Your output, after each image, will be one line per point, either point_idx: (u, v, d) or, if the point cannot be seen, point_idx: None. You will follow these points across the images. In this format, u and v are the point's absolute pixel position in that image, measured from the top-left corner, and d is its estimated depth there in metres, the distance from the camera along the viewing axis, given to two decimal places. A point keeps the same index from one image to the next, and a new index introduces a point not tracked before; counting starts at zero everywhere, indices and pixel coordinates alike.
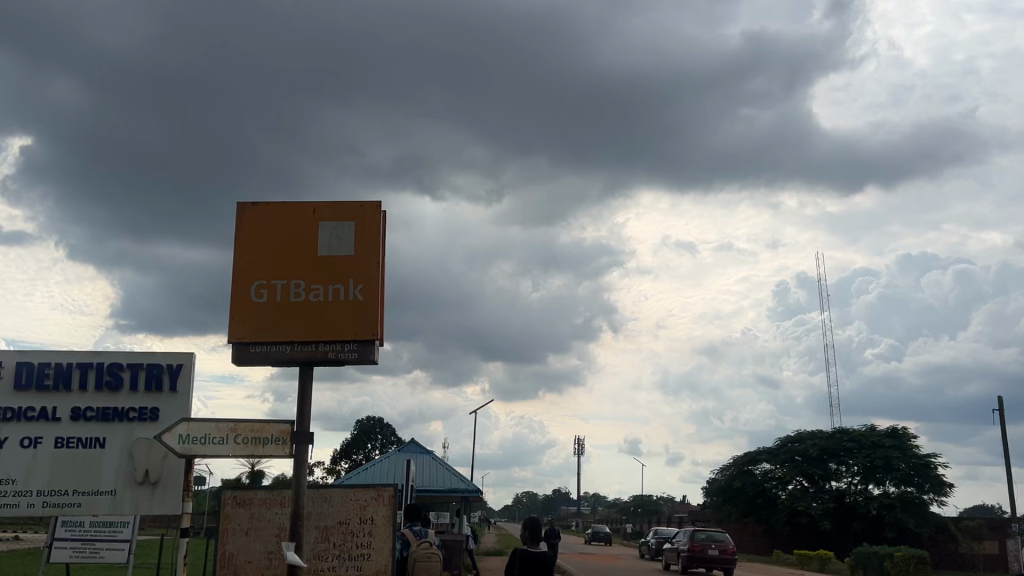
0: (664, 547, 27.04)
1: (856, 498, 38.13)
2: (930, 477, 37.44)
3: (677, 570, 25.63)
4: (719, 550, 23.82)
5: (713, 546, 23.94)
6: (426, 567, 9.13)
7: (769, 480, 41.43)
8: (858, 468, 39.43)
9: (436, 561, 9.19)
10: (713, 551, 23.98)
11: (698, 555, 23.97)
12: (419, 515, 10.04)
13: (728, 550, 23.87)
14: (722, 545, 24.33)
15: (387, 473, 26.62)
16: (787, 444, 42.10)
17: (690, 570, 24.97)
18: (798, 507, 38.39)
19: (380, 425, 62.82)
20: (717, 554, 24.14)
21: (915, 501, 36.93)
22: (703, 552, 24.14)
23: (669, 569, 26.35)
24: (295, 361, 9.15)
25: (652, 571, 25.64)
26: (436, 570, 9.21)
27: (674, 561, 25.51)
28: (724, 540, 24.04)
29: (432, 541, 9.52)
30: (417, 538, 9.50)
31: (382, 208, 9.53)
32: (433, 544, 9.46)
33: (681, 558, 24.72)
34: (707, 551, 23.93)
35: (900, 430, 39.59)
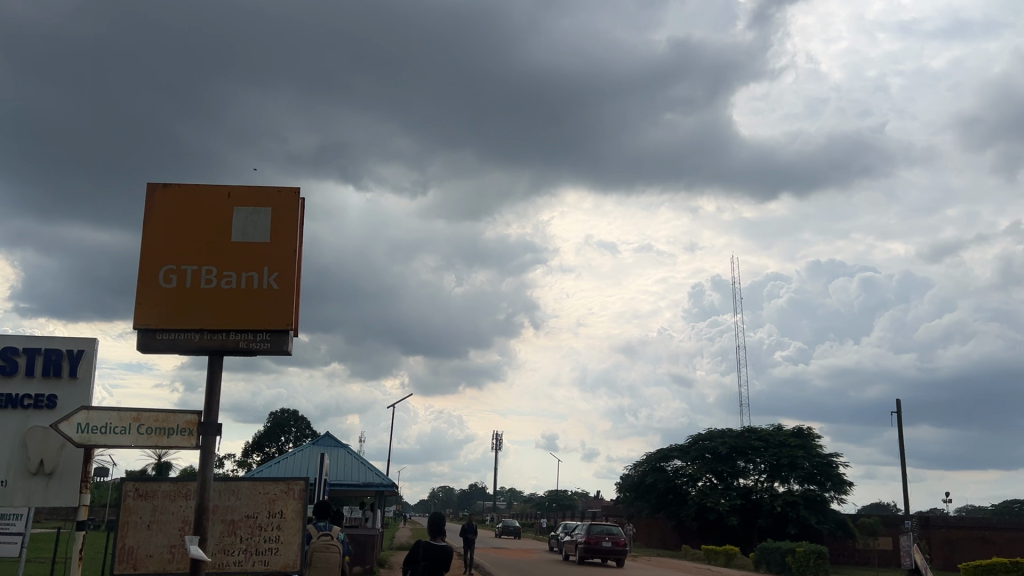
0: (564, 536, 27.44)
1: (761, 495, 39.40)
2: (831, 475, 39.15)
3: (575, 560, 26.14)
4: (611, 542, 24.38)
5: (606, 538, 24.49)
6: (324, 558, 9.09)
7: (680, 476, 42.43)
8: (764, 466, 40.74)
9: (335, 553, 9.17)
10: (606, 543, 24.54)
11: (593, 547, 24.51)
12: (328, 510, 9.90)
13: (620, 542, 24.43)
14: (614, 537, 24.97)
15: (300, 465, 26.16)
16: (698, 442, 43.18)
17: (586, 560, 25.50)
18: (707, 503, 39.43)
19: (295, 418, 61.64)
20: (609, 545, 24.72)
21: (817, 499, 38.45)
22: (597, 544, 24.66)
23: (569, 560, 26.74)
24: (205, 350, 8.88)
25: (551, 562, 26.07)
26: (336, 563, 9.16)
27: (572, 551, 26.00)
28: (616, 532, 24.58)
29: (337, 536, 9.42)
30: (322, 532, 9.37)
31: (300, 194, 9.34)
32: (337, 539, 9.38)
33: (578, 549, 25.21)
34: (601, 543, 24.49)
35: (805, 430, 41.23)
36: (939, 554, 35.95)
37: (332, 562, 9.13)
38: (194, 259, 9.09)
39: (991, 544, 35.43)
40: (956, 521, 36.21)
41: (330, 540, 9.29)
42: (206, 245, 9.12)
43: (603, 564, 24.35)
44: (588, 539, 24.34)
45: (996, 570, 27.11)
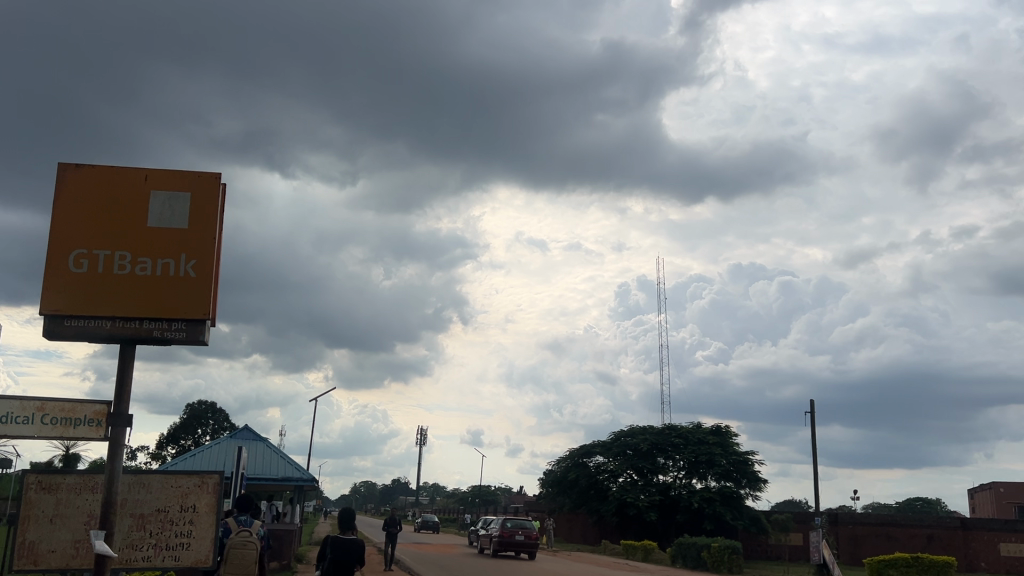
0: (478, 530, 27.51)
1: (680, 491, 40.27)
2: (746, 473, 40.33)
3: (489, 554, 26.21)
4: (524, 536, 24.55)
5: (519, 532, 24.65)
6: (241, 554, 8.90)
7: (601, 472, 42.96)
8: (683, 463, 41.57)
9: (252, 549, 8.97)
10: (519, 537, 24.71)
11: (506, 541, 24.62)
12: (246, 505, 9.74)
13: (533, 535, 24.62)
14: (527, 530, 25.20)
15: (216, 459, 25.48)
16: (620, 439, 43.79)
17: (500, 554, 25.61)
18: (627, 499, 40.06)
19: (213, 410, 60.14)
20: (521, 539, 24.94)
21: (733, 495, 39.50)
22: (510, 538, 24.82)
23: (484, 553, 26.77)
24: (116, 339, 8.52)
25: (467, 556, 26.08)
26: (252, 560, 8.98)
27: (486, 545, 26.06)
28: (529, 526, 24.75)
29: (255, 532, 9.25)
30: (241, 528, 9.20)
31: (221, 180, 9.09)
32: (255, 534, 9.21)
33: (491, 543, 25.30)
34: (515, 537, 24.63)
35: (722, 428, 42.33)
36: (846, 548, 37.30)
37: (248, 558, 8.92)
38: (107, 244, 8.73)
39: (894, 540, 36.96)
40: (863, 518, 37.66)
41: (248, 536, 9.08)
42: (119, 230, 8.76)
43: (515, 558, 24.53)
44: (501, 533, 24.43)
45: (898, 565, 28.28)
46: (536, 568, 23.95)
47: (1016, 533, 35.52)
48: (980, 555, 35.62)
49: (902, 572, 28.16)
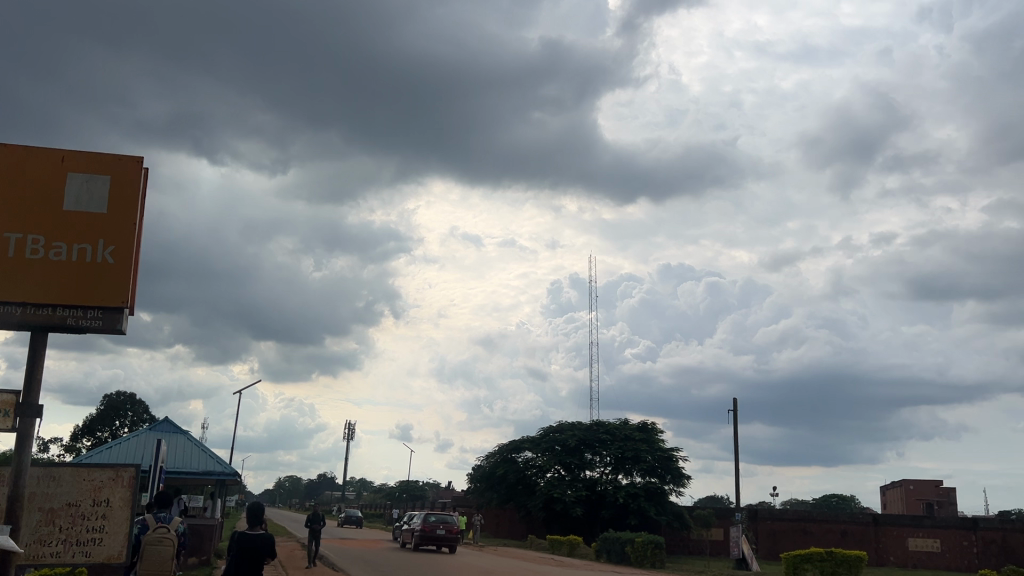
0: (400, 525, 27.41)
1: (606, 487, 40.81)
2: (671, 469, 41.14)
3: (410, 548, 26.14)
4: (446, 530, 24.55)
5: (441, 526, 24.63)
6: (156, 551, 8.62)
7: (530, 467, 43.21)
8: (610, 458, 42.12)
9: (167, 545, 8.69)
10: (440, 531, 24.71)
11: (427, 535, 24.59)
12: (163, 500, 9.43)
13: (454, 529, 24.64)
14: (448, 525, 25.20)
15: (132, 452, 24.65)
16: (548, 435, 44.10)
17: (422, 548, 25.54)
18: (554, 494, 40.36)
19: (132, 401, 58.36)
20: (442, 533, 24.95)
21: (658, 491, 40.26)
22: (432, 532, 24.80)
23: (406, 547, 26.65)
24: (27, 326, 8.14)
25: (388, 550, 25.93)
26: (168, 557, 8.69)
27: (408, 539, 25.96)
28: (451, 520, 24.75)
29: (172, 527, 8.97)
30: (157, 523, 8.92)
31: (144, 163, 8.79)
32: (172, 530, 8.93)
33: (413, 537, 25.21)
34: (436, 531, 24.60)
35: (649, 425, 43.11)
36: (765, 544, 38.40)
37: (164, 555, 8.65)
38: (19, 227, 8.35)
39: (809, 535, 38.18)
40: (781, 514, 38.77)
41: (164, 532, 8.78)
42: (32, 213, 8.38)
43: (436, 552, 24.52)
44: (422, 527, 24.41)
45: (813, 560, 29.22)
46: (453, 561, 23.98)
47: (923, 528, 37.12)
48: (890, 550, 37.12)
49: (816, 566, 29.11)
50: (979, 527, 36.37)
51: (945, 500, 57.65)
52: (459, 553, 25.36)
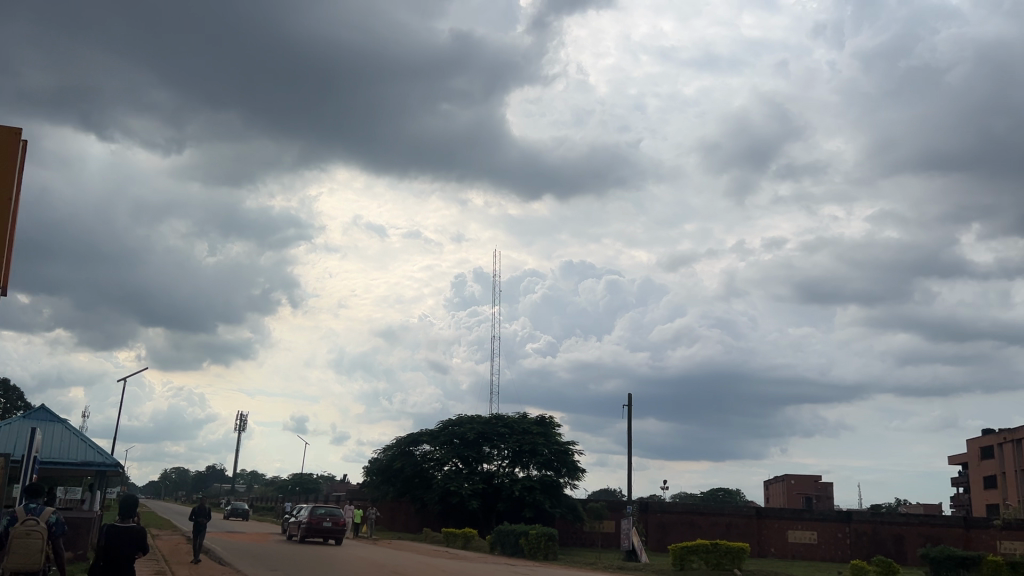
0: (288, 517, 26.85)
1: (502, 480, 41.12)
2: (567, 462, 41.92)
3: (296, 540, 25.68)
4: (332, 522, 24.25)
5: (328, 518, 24.31)
6: (23, 544, 8.14)
7: (427, 461, 43.01)
8: (507, 452, 42.40)
9: (37, 538, 8.21)
10: (326, 524, 24.38)
11: (313, 528, 24.19)
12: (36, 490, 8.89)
13: (341, 522, 24.38)
14: (335, 517, 24.88)
15: (3, 441, 23.21)
16: (447, 428, 43.98)
17: (307, 541, 25.11)
18: (450, 487, 40.34)
19: (5, 388, 55.10)
20: (329, 525, 24.62)
21: (553, 484, 40.90)
22: (319, 524, 24.41)
23: (292, 539, 26.13)
24: None
25: (273, 543, 25.37)
26: (37, 551, 8.22)
27: (294, 531, 25.50)
28: (338, 512, 24.46)
29: (44, 518, 8.51)
30: (28, 514, 8.44)
31: (20, 134, 8.27)
32: (43, 522, 8.46)
33: (298, 530, 24.77)
34: (322, 524, 24.24)
35: (547, 419, 43.72)
36: (654, 536, 39.45)
37: (32, 549, 8.17)
38: None
39: (696, 527, 39.48)
40: (670, 507, 39.91)
41: (34, 524, 8.29)
42: None
43: (322, 544, 24.16)
44: (309, 519, 24.01)
45: (699, 551, 30.31)
46: (338, 553, 23.68)
47: (802, 520, 38.93)
48: (771, 542, 38.80)
49: (702, 557, 30.23)
50: (852, 519, 38.49)
51: (822, 495, 60.80)
52: (346, 545, 25.05)
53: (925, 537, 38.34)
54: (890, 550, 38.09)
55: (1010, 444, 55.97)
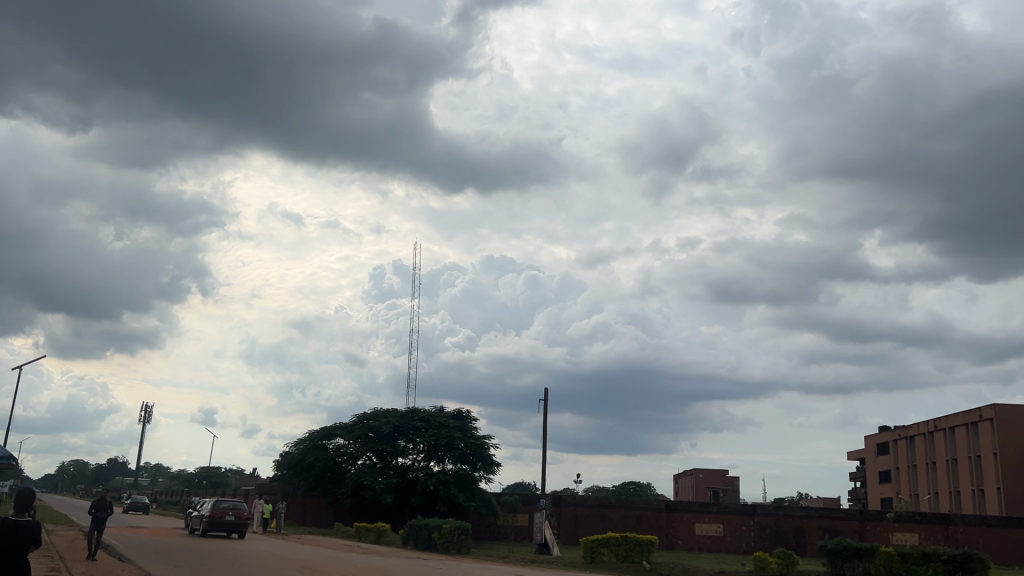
0: (190, 511, 26.10)
1: (417, 474, 40.90)
2: (482, 456, 42.08)
3: (198, 535, 24.99)
4: (235, 516, 23.70)
5: (230, 512, 23.75)
6: None
7: (341, 455, 42.38)
8: (422, 446, 42.18)
9: None
10: (229, 517, 23.80)
11: (216, 521, 23.59)
12: None
13: (244, 516, 23.86)
14: (238, 510, 24.34)
15: None
16: (362, 421, 43.39)
17: (209, 535, 24.47)
18: (364, 481, 39.86)
19: None
20: (232, 519, 24.06)
21: (468, 478, 40.94)
22: (221, 518, 23.81)
23: (193, 533, 25.42)
24: None
25: (173, 538, 24.62)
26: None
27: (195, 525, 24.81)
28: (241, 506, 23.92)
29: None
30: None
31: None
32: None
33: (200, 524, 24.13)
34: (225, 517, 23.67)
35: (463, 413, 43.74)
36: (566, 529, 40.00)
37: None
38: None
39: (607, 520, 40.17)
40: (583, 500, 40.53)
41: None
42: None
43: (224, 538, 23.59)
44: (211, 513, 23.39)
45: (609, 543, 30.91)
46: (242, 548, 23.18)
47: (709, 514, 40.07)
48: (679, 534, 39.82)
49: (612, 549, 30.84)
50: (757, 513, 39.88)
51: (729, 489, 62.67)
52: (250, 539, 24.56)
53: (823, 530, 40.00)
54: (791, 542, 39.58)
55: (904, 440, 58.84)
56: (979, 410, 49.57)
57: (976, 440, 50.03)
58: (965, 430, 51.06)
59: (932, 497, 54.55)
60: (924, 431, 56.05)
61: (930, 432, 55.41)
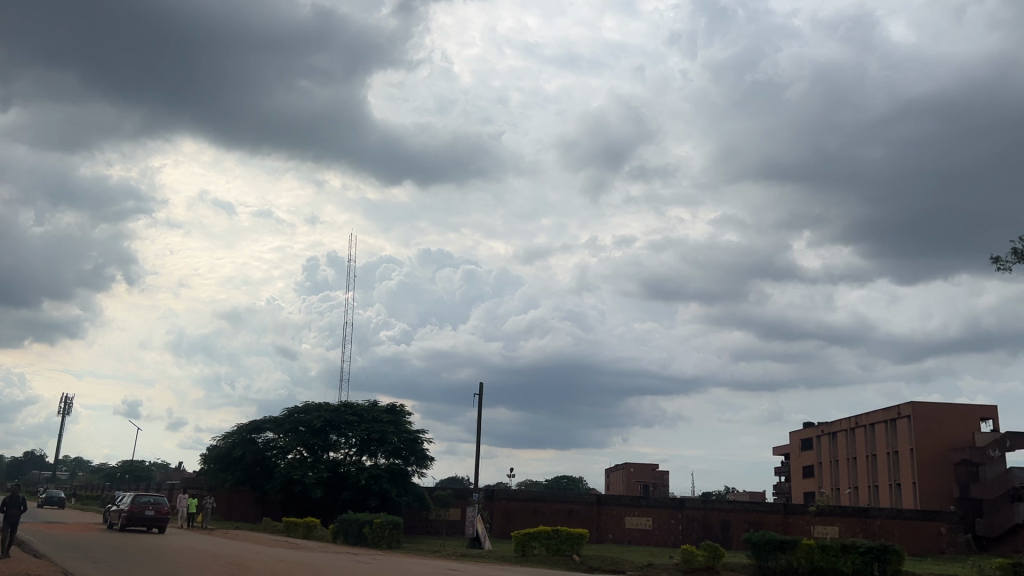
0: (109, 506, 25.32)
1: (348, 469, 40.47)
2: (415, 451, 41.88)
3: (115, 530, 24.26)
4: (155, 510, 23.08)
5: (150, 507, 23.12)
6: None
7: (270, 449, 41.63)
8: (355, 440, 41.75)
9: None
10: (148, 512, 23.18)
11: (134, 517, 22.94)
12: None
13: (164, 510, 23.25)
14: (158, 505, 23.74)
15: None
16: (292, 415, 42.67)
17: (127, 530, 23.78)
18: (294, 476, 39.25)
19: None
20: (151, 513, 23.45)
21: (401, 472, 40.71)
22: (140, 513, 23.18)
23: (111, 528, 24.67)
24: None
25: (90, 534, 23.85)
26: None
27: (114, 520, 24.09)
28: (161, 500, 23.31)
29: None
30: None
31: None
32: None
33: (118, 519, 23.44)
34: (144, 512, 23.03)
35: (397, 407, 43.45)
36: (498, 523, 40.10)
37: None
38: None
39: (539, 514, 40.43)
40: (515, 495, 40.70)
41: None
42: None
43: (143, 533, 22.98)
44: (130, 508, 22.74)
45: (540, 537, 31.10)
46: (163, 542, 22.62)
47: (639, 507, 40.68)
48: (609, 528, 40.33)
49: (542, 543, 31.03)
50: (685, 506, 40.66)
51: (658, 483, 63.78)
52: (171, 533, 23.96)
53: (749, 523, 41.02)
54: (717, 535, 40.47)
55: (827, 436, 60.78)
56: (898, 407, 51.47)
57: (894, 436, 51.97)
58: (884, 426, 53.00)
59: (852, 492, 56.52)
60: (845, 427, 57.98)
61: (851, 428, 57.35)
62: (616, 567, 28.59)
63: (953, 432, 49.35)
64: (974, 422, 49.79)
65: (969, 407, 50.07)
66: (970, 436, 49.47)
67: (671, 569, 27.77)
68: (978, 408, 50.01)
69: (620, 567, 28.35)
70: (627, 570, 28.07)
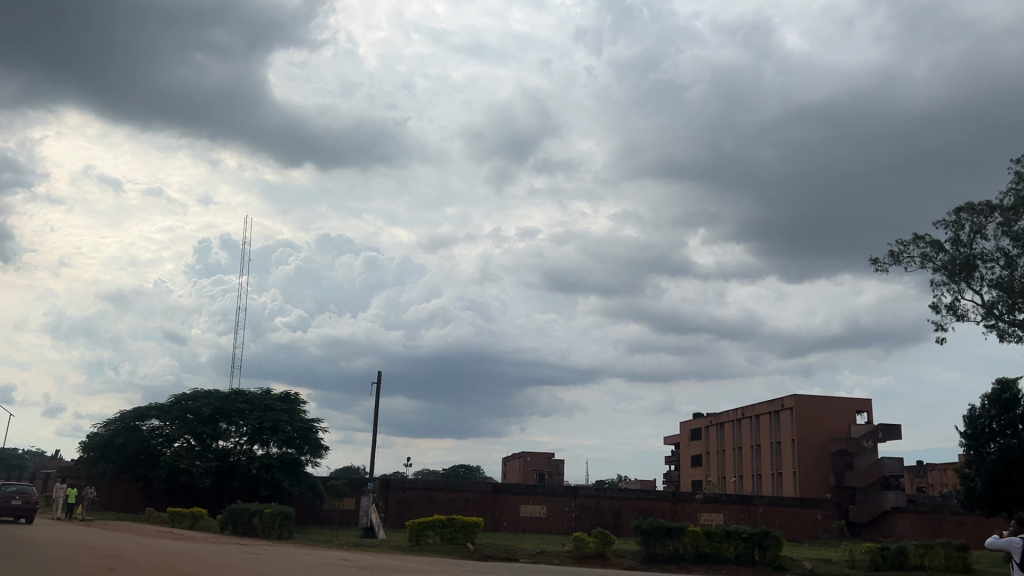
0: None
1: (238, 458, 39.37)
2: (309, 440, 41.10)
3: None
4: (22, 501, 21.79)
5: (16, 496, 21.83)
6: None
7: (155, 437, 40.00)
8: (246, 429, 40.62)
9: None
10: (14, 503, 21.86)
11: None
12: None
13: (32, 500, 21.99)
14: (27, 495, 22.45)
15: None
16: (180, 402, 41.11)
17: None
18: (180, 465, 37.86)
19: None
20: (18, 504, 22.16)
21: (293, 462, 39.86)
22: (6, 504, 21.84)
23: None
24: None
25: None
26: None
27: None
28: (29, 490, 22.03)
29: None
30: None
31: None
32: None
33: None
34: (9, 502, 21.71)
35: (291, 395, 42.49)
36: (393, 512, 39.85)
37: None
38: None
39: (435, 504, 40.35)
40: (411, 484, 40.54)
41: None
42: None
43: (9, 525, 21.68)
44: None
45: (435, 526, 31.04)
46: (33, 534, 21.39)
47: (534, 495, 41.17)
48: (504, 516, 40.67)
49: (437, 532, 30.98)
50: (579, 494, 41.42)
51: (554, 471, 64.77)
52: (41, 524, 22.68)
53: (639, 510, 42.15)
54: (609, 522, 41.39)
55: (715, 427, 63.06)
56: (782, 400, 53.89)
57: (777, 427, 54.42)
58: (768, 417, 55.42)
59: (736, 480, 58.89)
60: (732, 418, 60.33)
61: (737, 419, 59.69)
62: (509, 554, 28.86)
63: (831, 423, 52.02)
64: (850, 415, 52.63)
65: (847, 400, 52.92)
66: (846, 428, 52.28)
67: (563, 556, 28.21)
68: (855, 401, 52.90)
69: (513, 555, 28.62)
70: (520, 557, 28.38)
